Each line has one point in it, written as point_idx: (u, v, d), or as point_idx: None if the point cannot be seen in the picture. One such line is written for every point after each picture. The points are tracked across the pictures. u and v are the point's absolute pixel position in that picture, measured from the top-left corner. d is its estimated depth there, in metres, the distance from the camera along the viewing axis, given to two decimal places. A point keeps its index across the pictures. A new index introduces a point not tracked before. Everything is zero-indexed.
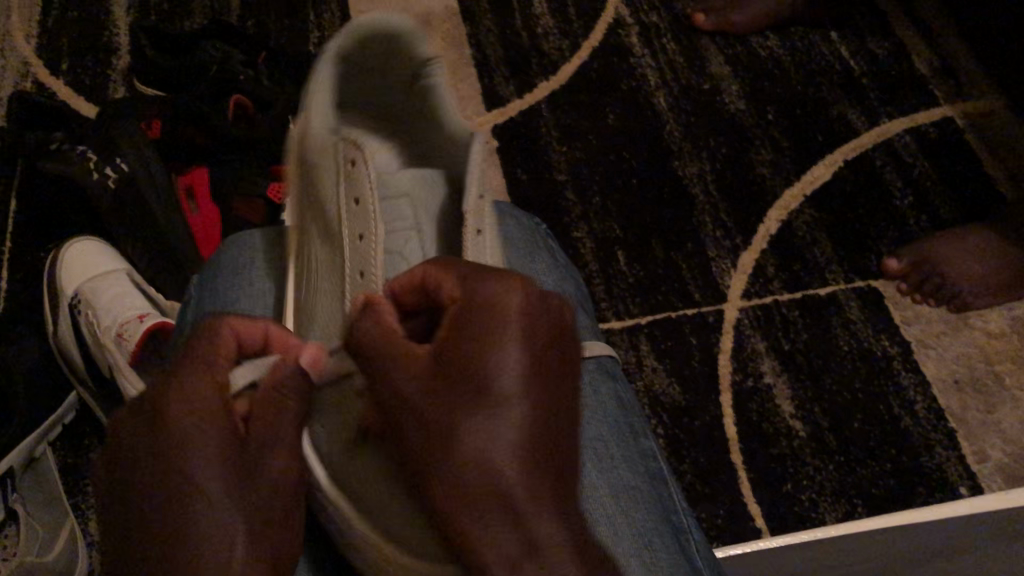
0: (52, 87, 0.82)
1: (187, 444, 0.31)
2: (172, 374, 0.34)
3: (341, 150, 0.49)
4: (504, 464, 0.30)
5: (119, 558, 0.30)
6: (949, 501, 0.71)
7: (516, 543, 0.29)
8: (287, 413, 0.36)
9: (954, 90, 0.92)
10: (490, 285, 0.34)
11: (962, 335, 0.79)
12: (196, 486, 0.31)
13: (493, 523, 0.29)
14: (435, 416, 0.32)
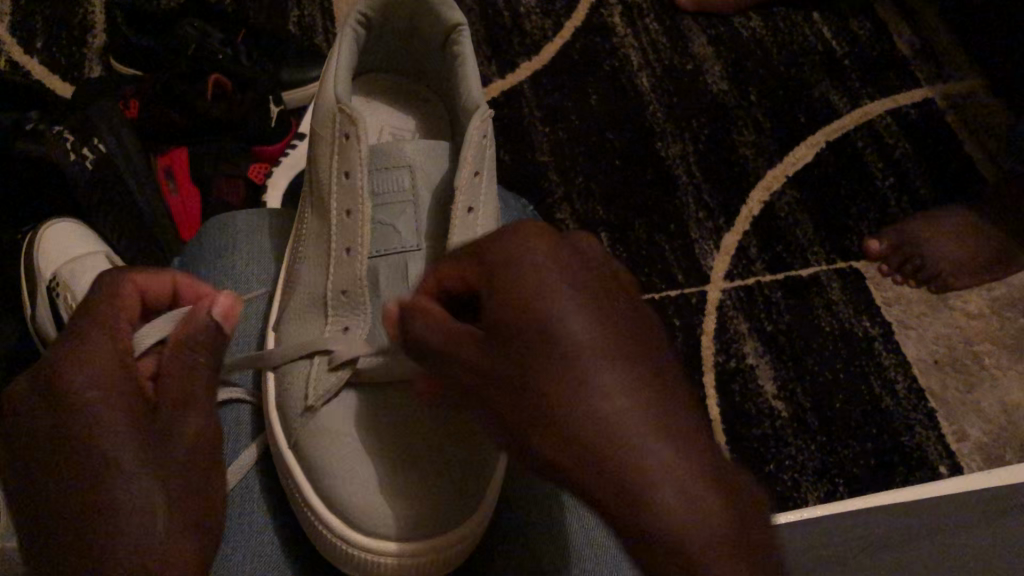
0: (29, 68, 0.82)
1: (92, 423, 0.33)
2: (76, 337, 0.36)
3: (336, 121, 0.47)
4: (583, 404, 0.29)
5: (33, 536, 0.33)
6: (930, 480, 0.71)
7: (639, 479, 0.28)
8: (194, 374, 0.39)
9: (936, 70, 0.92)
10: (508, 240, 0.34)
11: (940, 316, 0.80)
12: (109, 460, 0.33)
13: (605, 468, 0.28)
14: (519, 385, 0.31)
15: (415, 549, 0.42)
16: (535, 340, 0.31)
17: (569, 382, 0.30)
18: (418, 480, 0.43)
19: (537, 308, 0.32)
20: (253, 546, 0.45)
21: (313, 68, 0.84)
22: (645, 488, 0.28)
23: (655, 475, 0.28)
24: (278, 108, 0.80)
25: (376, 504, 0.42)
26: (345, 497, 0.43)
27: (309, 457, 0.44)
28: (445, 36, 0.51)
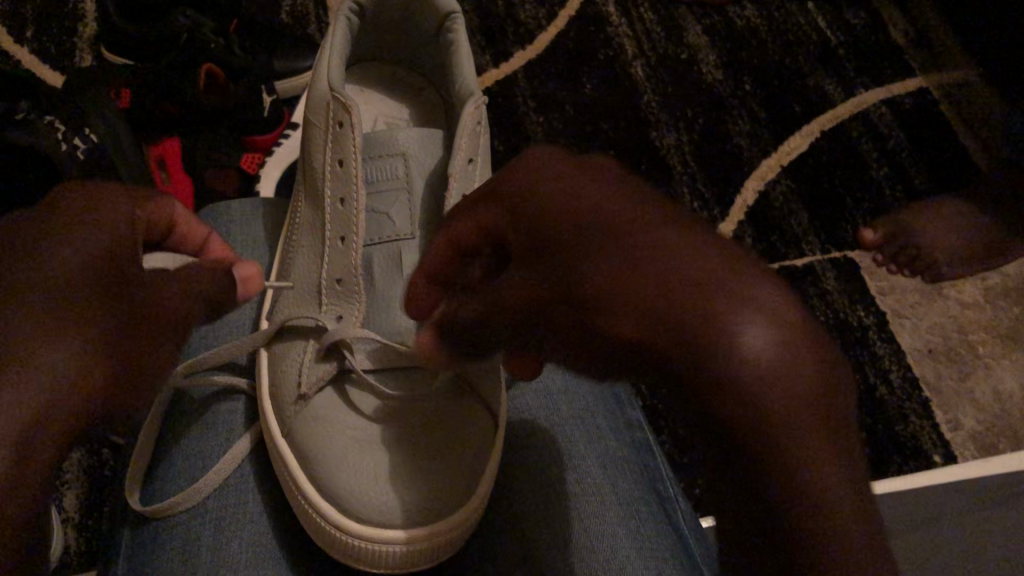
0: (18, 57, 0.81)
1: (66, 240, 0.32)
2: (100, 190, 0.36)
3: (328, 107, 0.47)
4: (686, 308, 0.27)
5: None
6: (925, 468, 0.71)
7: (758, 351, 0.26)
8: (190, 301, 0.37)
9: (929, 60, 0.92)
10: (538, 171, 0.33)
11: (935, 305, 0.80)
12: (54, 278, 0.30)
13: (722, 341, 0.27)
14: (607, 268, 0.29)
15: (412, 535, 0.41)
16: (613, 247, 0.29)
17: (665, 283, 0.27)
18: (410, 466, 0.43)
19: (605, 216, 0.29)
20: (247, 535, 0.45)
21: (306, 57, 0.84)
22: (766, 390, 0.26)
23: (772, 384, 0.26)
24: (270, 96, 0.81)
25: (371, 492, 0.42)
26: (338, 488, 0.42)
27: (308, 447, 0.44)
28: (439, 23, 0.51)
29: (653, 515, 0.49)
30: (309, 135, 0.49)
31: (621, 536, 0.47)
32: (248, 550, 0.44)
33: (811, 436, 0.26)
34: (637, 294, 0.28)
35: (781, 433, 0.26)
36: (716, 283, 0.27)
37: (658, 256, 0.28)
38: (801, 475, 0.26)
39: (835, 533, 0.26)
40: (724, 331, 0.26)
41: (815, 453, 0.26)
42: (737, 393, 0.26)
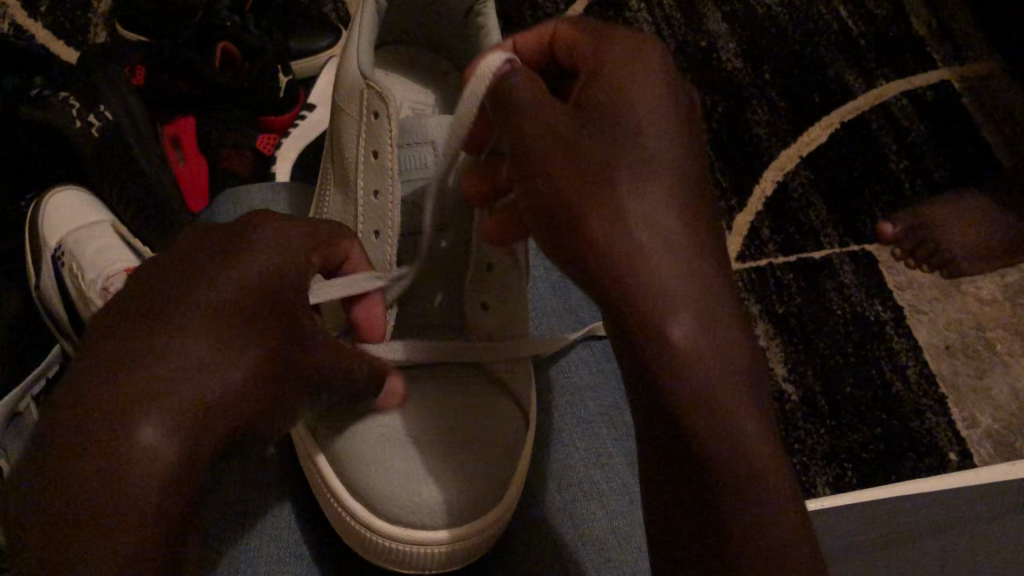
0: (32, 33, 0.80)
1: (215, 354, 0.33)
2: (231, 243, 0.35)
3: (361, 96, 0.46)
4: (672, 261, 0.31)
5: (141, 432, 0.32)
6: (939, 466, 0.71)
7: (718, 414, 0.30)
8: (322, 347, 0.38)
9: (952, 53, 0.91)
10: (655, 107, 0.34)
11: (954, 301, 0.79)
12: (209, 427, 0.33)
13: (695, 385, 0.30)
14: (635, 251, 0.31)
15: (450, 536, 0.41)
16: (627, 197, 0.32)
17: (663, 237, 0.32)
18: (451, 462, 0.43)
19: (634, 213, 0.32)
20: (275, 530, 0.45)
21: (323, 38, 0.83)
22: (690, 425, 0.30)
23: (714, 365, 0.31)
24: (287, 77, 0.78)
25: (409, 490, 0.42)
26: (371, 487, 0.42)
27: (340, 446, 0.44)
28: (468, 7, 0.50)
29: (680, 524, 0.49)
30: (341, 123, 0.48)
31: (648, 549, 0.47)
32: (270, 549, 0.45)
33: (758, 440, 0.31)
34: (646, 241, 0.31)
35: (725, 432, 0.30)
36: (682, 255, 0.32)
37: (652, 232, 0.32)
38: (745, 483, 0.30)
39: (763, 526, 0.30)
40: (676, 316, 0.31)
41: (758, 438, 0.31)
42: (687, 372, 0.30)
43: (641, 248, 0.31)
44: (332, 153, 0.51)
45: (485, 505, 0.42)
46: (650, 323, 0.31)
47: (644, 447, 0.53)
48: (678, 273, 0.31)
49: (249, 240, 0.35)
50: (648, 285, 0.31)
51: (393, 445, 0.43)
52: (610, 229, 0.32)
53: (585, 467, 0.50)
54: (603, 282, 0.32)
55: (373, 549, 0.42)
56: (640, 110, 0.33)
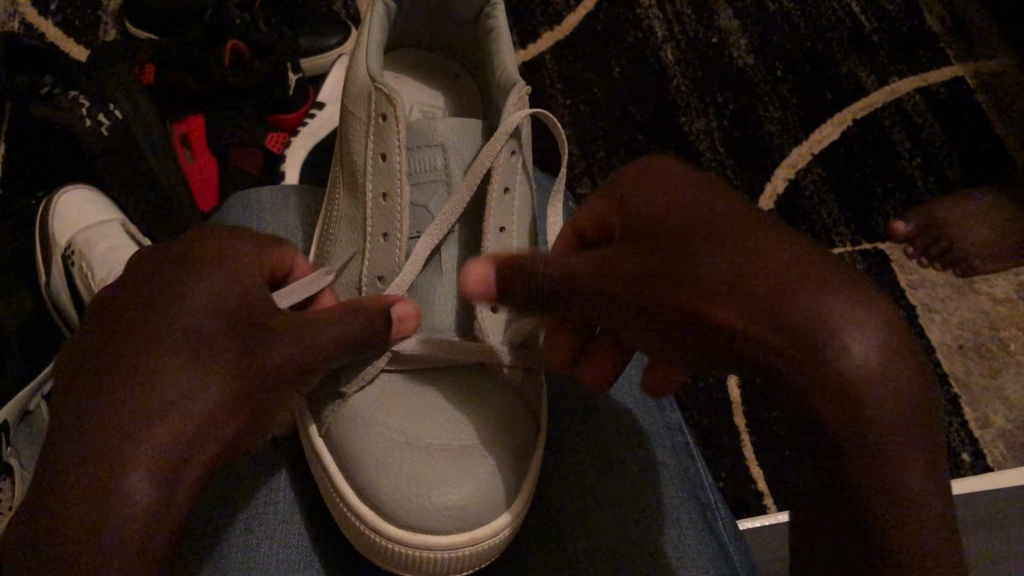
0: (43, 30, 0.80)
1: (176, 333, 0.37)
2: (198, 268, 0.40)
3: (370, 99, 0.46)
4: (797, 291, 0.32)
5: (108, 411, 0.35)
6: (951, 467, 0.70)
7: (887, 409, 0.31)
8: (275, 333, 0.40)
9: (966, 49, 0.90)
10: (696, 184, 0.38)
11: (968, 299, 0.78)
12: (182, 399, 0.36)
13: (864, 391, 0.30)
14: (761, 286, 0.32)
15: (450, 540, 0.41)
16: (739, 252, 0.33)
17: (782, 267, 0.33)
18: (453, 465, 0.43)
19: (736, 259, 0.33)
20: (279, 534, 0.45)
21: (332, 35, 0.83)
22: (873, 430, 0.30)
23: (881, 367, 0.31)
24: (297, 75, 0.79)
25: (416, 492, 0.41)
26: (379, 489, 0.42)
27: (344, 450, 0.44)
28: (478, 9, 0.50)
29: (698, 527, 0.48)
30: (350, 126, 0.48)
31: (661, 552, 0.46)
32: (280, 550, 0.44)
33: (909, 448, 0.31)
34: (758, 289, 0.32)
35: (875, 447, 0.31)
36: (809, 284, 0.32)
37: (758, 277, 0.33)
38: (889, 490, 0.31)
39: (916, 534, 0.30)
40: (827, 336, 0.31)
41: (912, 441, 0.31)
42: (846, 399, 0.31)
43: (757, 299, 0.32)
44: (341, 156, 0.51)
45: (492, 510, 0.42)
46: (801, 349, 0.31)
47: (670, 468, 0.51)
48: (812, 300, 0.32)
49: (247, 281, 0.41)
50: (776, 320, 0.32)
51: (403, 449, 0.43)
52: (730, 292, 0.33)
53: (599, 473, 0.49)
54: (756, 331, 0.32)
55: (381, 553, 0.42)
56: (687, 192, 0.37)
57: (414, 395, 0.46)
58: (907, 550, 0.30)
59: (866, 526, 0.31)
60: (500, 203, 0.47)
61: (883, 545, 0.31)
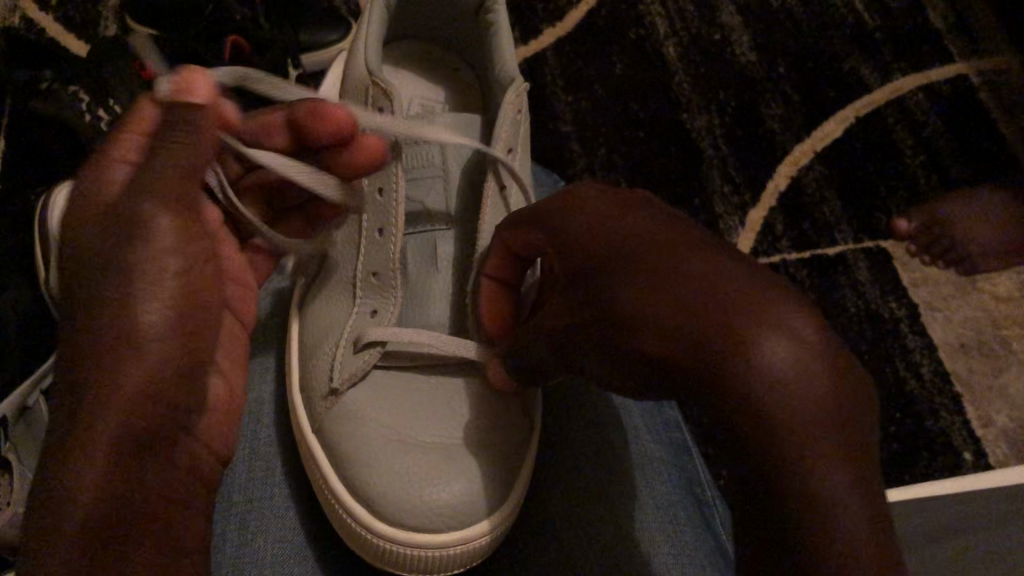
0: (43, 26, 0.80)
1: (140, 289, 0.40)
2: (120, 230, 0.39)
3: (368, 93, 0.46)
4: (714, 308, 0.32)
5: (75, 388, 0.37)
6: (953, 466, 0.70)
7: (807, 409, 0.30)
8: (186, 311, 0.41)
9: (970, 46, 0.90)
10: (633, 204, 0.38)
11: (970, 298, 0.78)
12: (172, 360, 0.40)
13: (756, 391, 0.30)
14: (665, 300, 0.33)
15: (441, 540, 0.41)
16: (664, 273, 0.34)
17: (707, 285, 0.33)
18: (446, 466, 0.42)
19: (640, 275, 0.34)
20: (273, 529, 0.45)
21: (334, 31, 0.83)
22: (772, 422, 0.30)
23: (801, 372, 0.30)
24: (297, 70, 0.81)
25: (405, 491, 0.41)
26: (370, 486, 0.42)
27: (337, 447, 0.44)
28: (477, 3, 0.50)
29: (694, 526, 0.48)
30: None
31: (656, 551, 0.46)
32: (274, 546, 0.44)
33: (828, 449, 0.29)
34: (676, 308, 0.33)
35: (790, 442, 0.30)
36: (725, 299, 0.32)
37: (671, 299, 0.33)
38: (806, 487, 0.29)
39: (832, 532, 0.29)
40: (738, 345, 0.31)
41: (825, 443, 0.30)
42: (750, 402, 0.30)
43: (671, 318, 0.33)
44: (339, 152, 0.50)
45: (483, 508, 0.42)
46: (710, 358, 0.32)
47: (670, 481, 0.50)
48: (724, 314, 0.32)
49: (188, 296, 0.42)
50: (690, 332, 0.32)
51: (394, 446, 0.43)
52: (657, 308, 0.33)
53: (595, 470, 0.49)
54: (657, 344, 0.33)
55: (373, 552, 0.42)
56: (623, 215, 0.38)
57: (410, 394, 0.46)
58: (835, 539, 0.28)
59: (790, 528, 0.29)
60: (496, 204, 0.46)
61: (797, 544, 0.29)
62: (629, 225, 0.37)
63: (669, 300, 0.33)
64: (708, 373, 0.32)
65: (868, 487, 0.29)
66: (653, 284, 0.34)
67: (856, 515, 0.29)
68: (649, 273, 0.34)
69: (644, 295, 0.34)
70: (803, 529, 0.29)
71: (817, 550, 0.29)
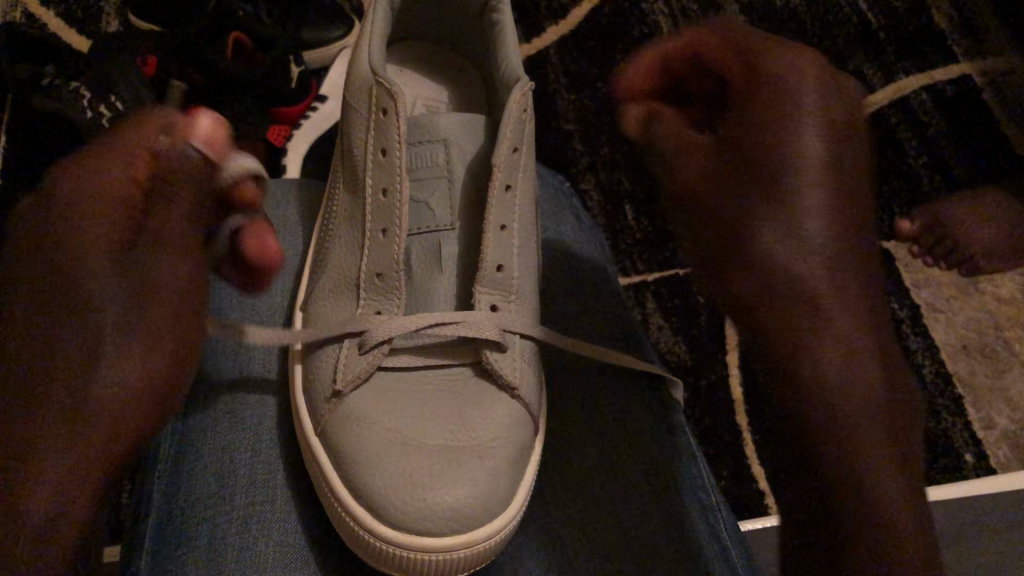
0: (45, 21, 0.79)
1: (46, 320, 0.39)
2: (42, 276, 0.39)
3: (373, 93, 0.46)
4: (836, 267, 0.37)
5: None
6: (955, 467, 0.70)
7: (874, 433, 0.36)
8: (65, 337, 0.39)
9: (974, 46, 0.89)
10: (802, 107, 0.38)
11: (972, 299, 0.78)
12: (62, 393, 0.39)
13: (837, 405, 0.36)
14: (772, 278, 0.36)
15: (446, 543, 0.41)
16: (847, 207, 0.37)
17: (804, 290, 0.36)
18: (451, 467, 0.42)
19: (808, 242, 0.36)
20: (272, 531, 0.45)
21: (337, 28, 0.82)
22: (844, 433, 0.36)
23: (863, 406, 0.36)
24: (298, 68, 0.78)
25: (412, 495, 0.41)
26: (377, 492, 0.41)
27: (337, 449, 0.43)
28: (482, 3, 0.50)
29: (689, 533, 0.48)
30: (351, 120, 0.48)
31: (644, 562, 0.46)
32: (272, 550, 0.44)
33: (872, 432, 0.36)
34: (800, 257, 0.36)
35: (842, 427, 0.36)
36: (844, 309, 0.36)
37: (778, 242, 0.36)
38: (860, 466, 0.35)
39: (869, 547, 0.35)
40: (821, 309, 0.36)
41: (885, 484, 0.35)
42: (826, 375, 0.36)
43: (795, 270, 0.36)
44: (342, 151, 0.50)
45: (490, 513, 0.42)
46: (799, 328, 0.36)
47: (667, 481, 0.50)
48: (831, 286, 0.36)
49: (91, 204, 0.40)
50: (807, 293, 0.36)
51: (400, 446, 0.43)
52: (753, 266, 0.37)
53: (596, 469, 0.50)
54: (742, 304, 0.37)
55: (378, 557, 0.41)
56: (799, 146, 0.37)
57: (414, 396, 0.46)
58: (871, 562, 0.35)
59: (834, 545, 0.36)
60: (500, 202, 0.46)
61: (850, 516, 0.35)
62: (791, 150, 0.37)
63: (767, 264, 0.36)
64: (797, 340, 0.36)
65: (900, 446, 0.36)
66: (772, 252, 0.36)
67: (900, 490, 0.36)
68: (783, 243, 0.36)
69: (784, 263, 0.36)
70: (848, 502, 0.35)
71: (863, 523, 0.35)
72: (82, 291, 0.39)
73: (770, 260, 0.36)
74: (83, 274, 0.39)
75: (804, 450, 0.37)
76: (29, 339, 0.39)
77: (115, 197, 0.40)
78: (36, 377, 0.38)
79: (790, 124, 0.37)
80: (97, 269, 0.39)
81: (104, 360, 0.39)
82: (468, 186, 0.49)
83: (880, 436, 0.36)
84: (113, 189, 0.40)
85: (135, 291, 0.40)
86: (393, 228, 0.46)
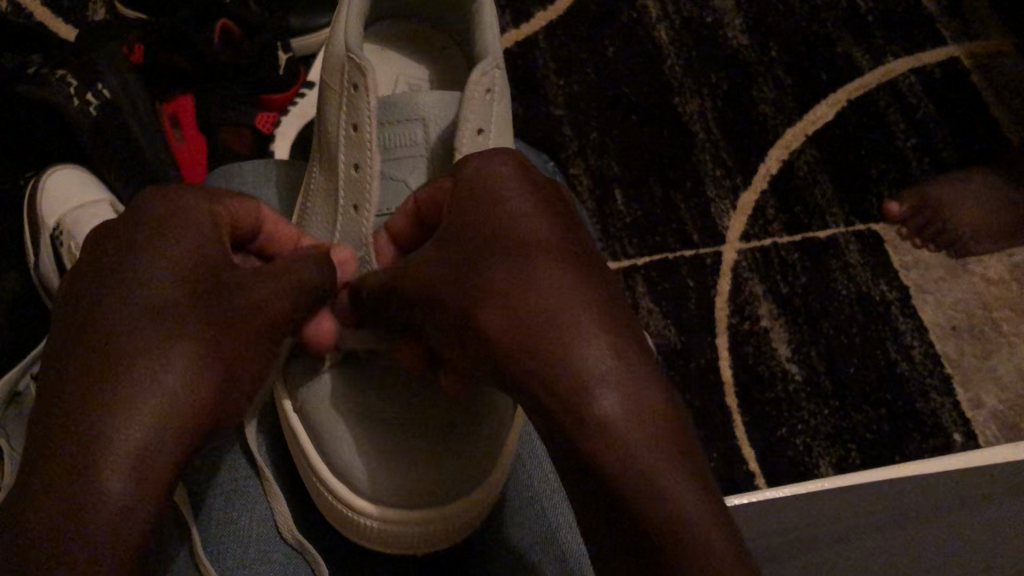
0: (31, 10, 0.79)
1: (154, 257, 0.36)
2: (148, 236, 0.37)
3: (345, 70, 0.46)
4: (536, 313, 0.35)
5: (73, 383, 0.33)
6: (943, 447, 0.71)
7: (647, 449, 0.32)
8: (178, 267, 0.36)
9: (962, 28, 0.89)
10: (489, 178, 0.40)
11: (961, 280, 0.78)
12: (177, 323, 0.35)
13: (600, 424, 0.33)
14: (510, 296, 0.36)
15: (424, 517, 0.43)
16: (510, 249, 0.37)
17: (540, 304, 0.35)
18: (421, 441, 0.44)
19: (533, 252, 0.37)
20: (259, 505, 0.46)
21: (324, 15, 0.82)
22: (621, 448, 0.32)
23: (638, 436, 0.32)
24: (287, 54, 0.78)
25: (372, 476, 0.44)
26: (345, 469, 0.44)
27: (315, 426, 0.45)
28: None
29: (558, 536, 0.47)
30: (327, 97, 0.49)
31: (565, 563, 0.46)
32: (259, 524, 0.46)
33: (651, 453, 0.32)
34: (511, 323, 0.36)
35: (638, 467, 0.31)
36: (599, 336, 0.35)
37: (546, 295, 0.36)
38: (643, 474, 0.31)
39: (684, 533, 0.30)
40: (582, 381, 0.33)
41: (668, 488, 0.31)
42: (580, 414, 0.33)
43: (523, 335, 0.35)
44: (318, 130, 0.51)
45: (452, 499, 0.44)
46: (566, 395, 0.33)
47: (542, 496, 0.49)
48: (601, 328, 0.35)
49: (182, 217, 0.38)
50: (530, 346, 0.35)
51: (366, 431, 0.45)
52: (503, 299, 0.36)
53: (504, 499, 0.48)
54: (495, 332, 0.36)
55: (356, 529, 0.45)
56: (519, 213, 0.38)
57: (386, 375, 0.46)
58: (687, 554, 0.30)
59: (653, 540, 0.30)
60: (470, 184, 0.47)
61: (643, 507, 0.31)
62: (474, 199, 0.40)
63: (507, 294, 0.36)
64: (546, 403, 0.34)
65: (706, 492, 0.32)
66: (519, 292, 0.36)
67: (692, 501, 0.31)
68: (523, 282, 0.36)
69: (510, 298, 0.36)
70: (654, 528, 0.30)
71: (659, 521, 0.30)
72: (130, 303, 0.35)
73: (520, 295, 0.36)
74: (138, 283, 0.35)
75: (602, 491, 0.32)
76: (100, 346, 0.34)
77: (201, 230, 0.38)
78: (97, 359, 0.33)
79: (498, 217, 0.38)
80: (170, 278, 0.36)
81: (164, 365, 0.34)
82: (437, 164, 0.49)
83: (666, 453, 0.32)
84: (182, 204, 0.39)
85: (206, 297, 0.37)
86: (363, 205, 0.46)
